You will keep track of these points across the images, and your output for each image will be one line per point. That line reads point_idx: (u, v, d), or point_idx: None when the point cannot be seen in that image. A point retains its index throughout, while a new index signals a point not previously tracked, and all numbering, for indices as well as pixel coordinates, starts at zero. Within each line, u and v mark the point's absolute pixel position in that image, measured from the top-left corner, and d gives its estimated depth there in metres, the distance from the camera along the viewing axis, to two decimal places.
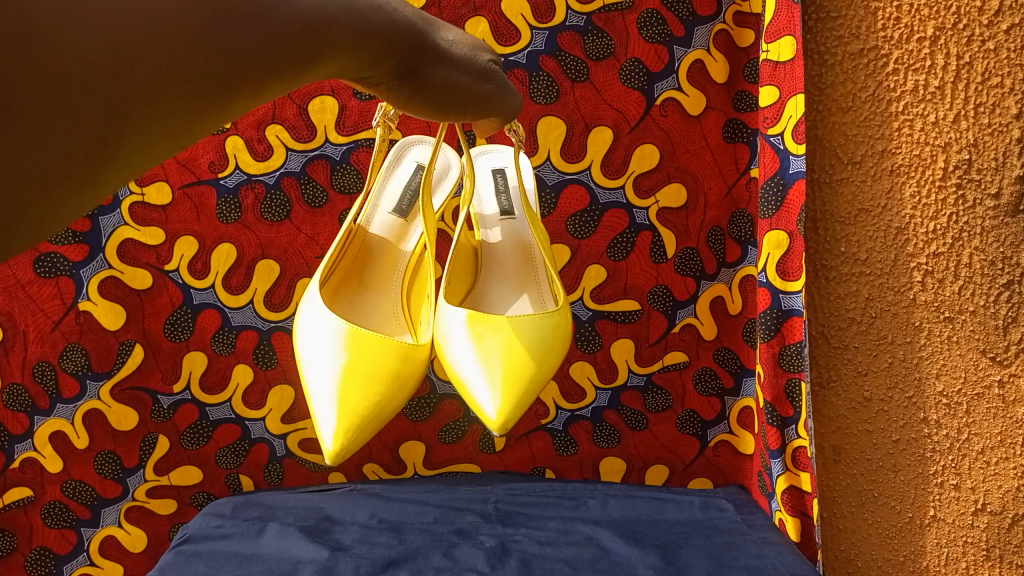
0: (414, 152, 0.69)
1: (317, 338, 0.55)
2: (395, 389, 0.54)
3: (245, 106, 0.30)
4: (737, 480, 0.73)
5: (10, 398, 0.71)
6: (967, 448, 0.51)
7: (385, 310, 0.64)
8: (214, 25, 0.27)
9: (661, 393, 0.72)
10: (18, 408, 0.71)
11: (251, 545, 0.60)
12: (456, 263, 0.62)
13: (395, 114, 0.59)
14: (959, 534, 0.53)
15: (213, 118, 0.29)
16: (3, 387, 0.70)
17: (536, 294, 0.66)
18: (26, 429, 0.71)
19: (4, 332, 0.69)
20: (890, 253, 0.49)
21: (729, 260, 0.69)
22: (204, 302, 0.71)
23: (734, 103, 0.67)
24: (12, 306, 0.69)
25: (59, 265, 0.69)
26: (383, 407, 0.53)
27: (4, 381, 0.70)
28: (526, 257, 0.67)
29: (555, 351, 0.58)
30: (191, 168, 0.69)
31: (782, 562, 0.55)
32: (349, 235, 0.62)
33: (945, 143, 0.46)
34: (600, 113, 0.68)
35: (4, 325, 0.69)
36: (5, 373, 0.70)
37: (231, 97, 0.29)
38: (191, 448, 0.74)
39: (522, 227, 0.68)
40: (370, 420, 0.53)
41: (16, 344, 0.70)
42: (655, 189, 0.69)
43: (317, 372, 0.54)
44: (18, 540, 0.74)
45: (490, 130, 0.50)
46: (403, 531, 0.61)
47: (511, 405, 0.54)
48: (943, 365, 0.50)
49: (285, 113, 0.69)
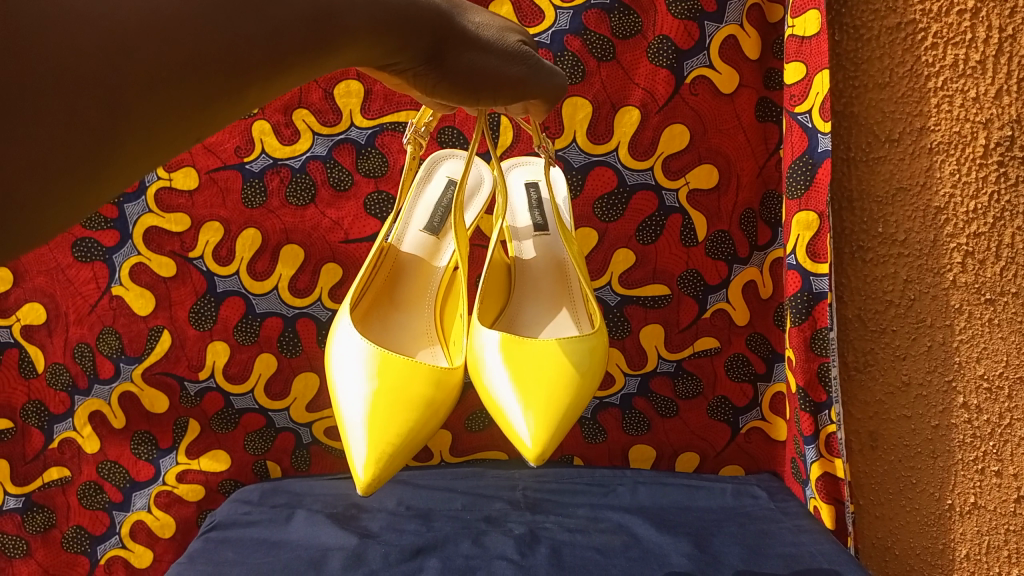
0: (446, 166, 0.69)
1: (347, 362, 0.54)
2: (427, 415, 0.52)
3: (261, 95, 0.30)
4: (769, 467, 0.71)
5: (52, 376, 0.72)
6: (1010, 433, 0.50)
7: (417, 329, 0.63)
8: (219, 16, 0.27)
9: (691, 379, 0.71)
10: (59, 387, 0.72)
11: (280, 531, 0.59)
12: (490, 281, 0.61)
13: (426, 131, 0.59)
14: (1001, 522, 0.51)
15: (225, 109, 0.29)
16: (45, 366, 0.72)
17: (571, 311, 0.64)
18: (68, 408, 0.72)
19: (46, 314, 0.71)
20: (929, 234, 0.49)
21: (761, 242, 0.68)
22: (228, 289, 0.71)
23: (765, 81, 0.65)
24: (53, 288, 0.70)
25: (94, 250, 0.70)
26: (415, 434, 0.51)
27: (47, 359, 0.72)
28: (561, 275, 0.66)
29: (592, 374, 0.56)
30: (217, 152, 0.69)
31: (819, 549, 0.54)
32: (380, 253, 0.61)
33: (987, 120, 0.46)
34: (628, 93, 0.67)
35: (46, 304, 0.71)
36: (48, 353, 0.71)
37: (244, 85, 0.29)
38: (221, 431, 0.73)
39: (556, 244, 0.68)
40: (403, 448, 0.51)
41: (57, 326, 0.71)
42: (685, 170, 0.67)
43: (347, 401, 0.52)
44: (57, 516, 0.74)
45: (542, 114, 0.50)
46: (431, 518, 0.61)
47: (549, 432, 0.52)
48: (984, 348, 0.49)
49: (312, 97, 0.68)
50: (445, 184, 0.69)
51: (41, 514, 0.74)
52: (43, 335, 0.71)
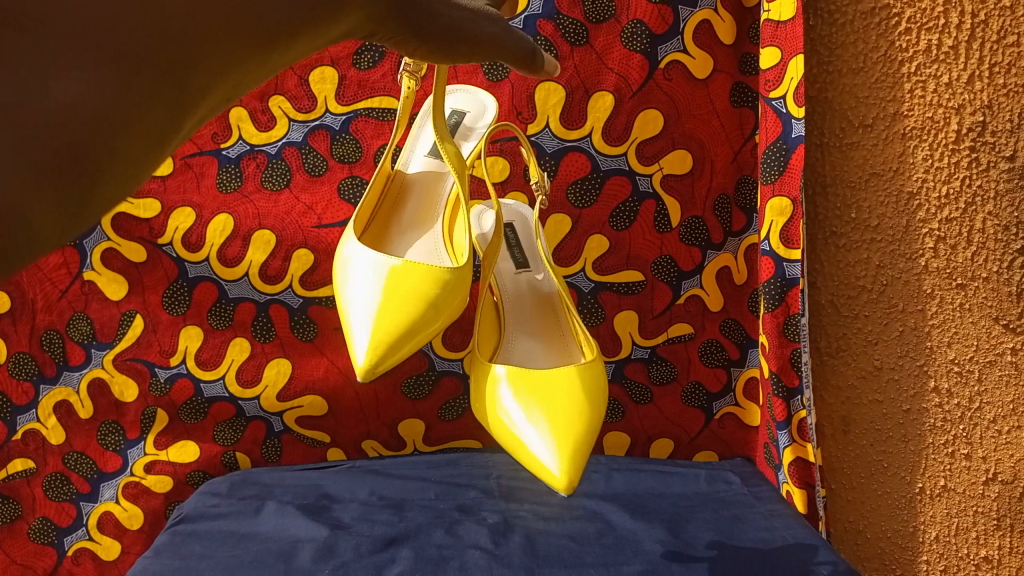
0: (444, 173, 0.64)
1: (364, 388, 0.50)
2: (441, 450, 0.48)
3: (281, 61, 0.29)
4: (742, 453, 0.71)
5: (15, 366, 0.70)
6: (979, 417, 0.50)
7: None
8: None
9: (666, 365, 0.70)
10: (23, 377, 0.70)
11: (249, 523, 0.58)
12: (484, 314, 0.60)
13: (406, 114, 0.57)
14: (970, 503, 0.52)
15: (251, 72, 0.27)
16: (8, 356, 0.70)
17: (562, 349, 0.63)
18: (30, 399, 0.71)
19: (10, 301, 0.69)
20: (901, 219, 0.49)
21: (735, 228, 0.67)
22: (200, 275, 0.70)
23: (741, 66, 0.65)
24: (20, 276, 0.68)
25: None
26: (429, 468, 0.48)
27: (10, 349, 0.70)
28: (551, 312, 0.66)
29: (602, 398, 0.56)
30: (193, 138, 0.68)
31: (792, 534, 0.54)
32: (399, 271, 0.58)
33: (958, 106, 0.46)
34: (601, 78, 0.66)
35: (13, 293, 0.69)
36: (11, 343, 0.70)
37: (269, 46, 0.27)
38: (189, 421, 0.72)
39: (545, 282, 0.67)
40: (418, 482, 0.47)
41: (24, 314, 0.69)
42: (659, 155, 0.67)
43: None
44: (21, 509, 0.72)
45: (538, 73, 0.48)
46: (403, 508, 0.60)
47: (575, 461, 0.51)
48: (955, 333, 0.50)
49: (287, 83, 0.68)
50: (448, 114, 0.64)
51: (6, 506, 0.72)
52: (8, 325, 0.69)
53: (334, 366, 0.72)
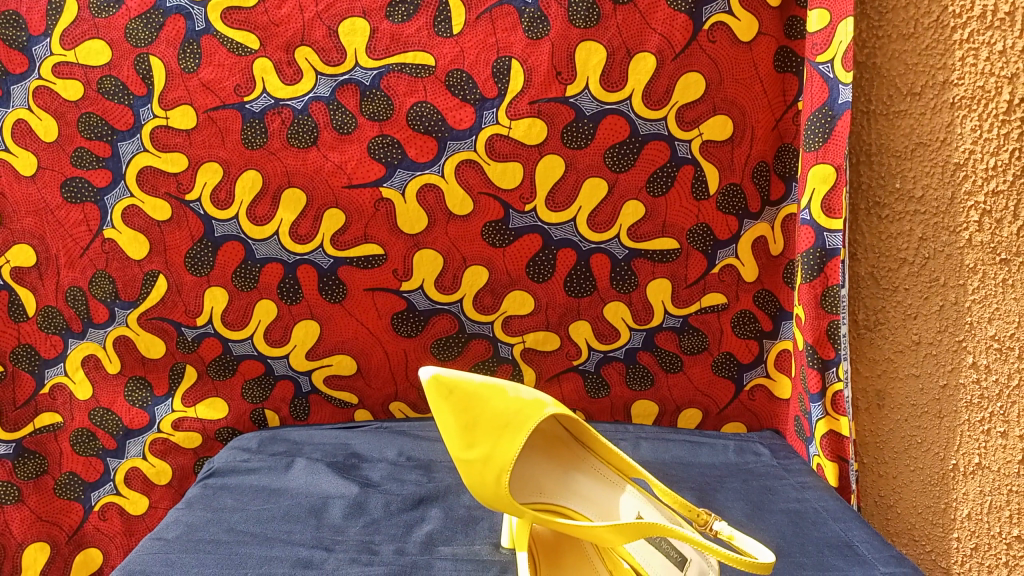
0: None
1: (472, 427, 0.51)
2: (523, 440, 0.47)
3: None
4: (771, 424, 0.71)
5: (43, 320, 0.71)
6: (1018, 394, 0.48)
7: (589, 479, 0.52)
8: None
9: (697, 335, 0.70)
10: (51, 331, 0.71)
11: (279, 479, 0.59)
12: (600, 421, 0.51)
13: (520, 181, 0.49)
14: (1004, 483, 0.49)
15: None
16: (35, 310, 0.71)
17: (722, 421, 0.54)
18: (58, 353, 0.72)
19: (32, 258, 0.70)
20: (947, 190, 0.49)
21: (773, 197, 0.66)
22: (227, 233, 0.69)
23: (787, 30, 0.63)
24: (41, 230, 0.69)
25: (84, 190, 0.69)
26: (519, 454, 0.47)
27: (36, 305, 0.71)
28: None
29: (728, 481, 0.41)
30: (215, 90, 0.66)
31: (823, 506, 0.54)
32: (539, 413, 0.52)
33: (1012, 74, 0.44)
34: (643, 38, 0.64)
35: (34, 248, 0.69)
36: (37, 299, 0.70)
37: None
38: (218, 379, 0.73)
39: None
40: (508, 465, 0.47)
41: (45, 270, 0.70)
42: (700, 120, 0.65)
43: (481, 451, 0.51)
44: (49, 462, 0.73)
45: None
46: (432, 469, 0.60)
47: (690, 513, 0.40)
48: (997, 309, 0.48)
49: (315, 34, 0.65)
50: None
51: (31, 462, 0.72)
52: (31, 280, 0.70)
53: (362, 327, 0.72)
